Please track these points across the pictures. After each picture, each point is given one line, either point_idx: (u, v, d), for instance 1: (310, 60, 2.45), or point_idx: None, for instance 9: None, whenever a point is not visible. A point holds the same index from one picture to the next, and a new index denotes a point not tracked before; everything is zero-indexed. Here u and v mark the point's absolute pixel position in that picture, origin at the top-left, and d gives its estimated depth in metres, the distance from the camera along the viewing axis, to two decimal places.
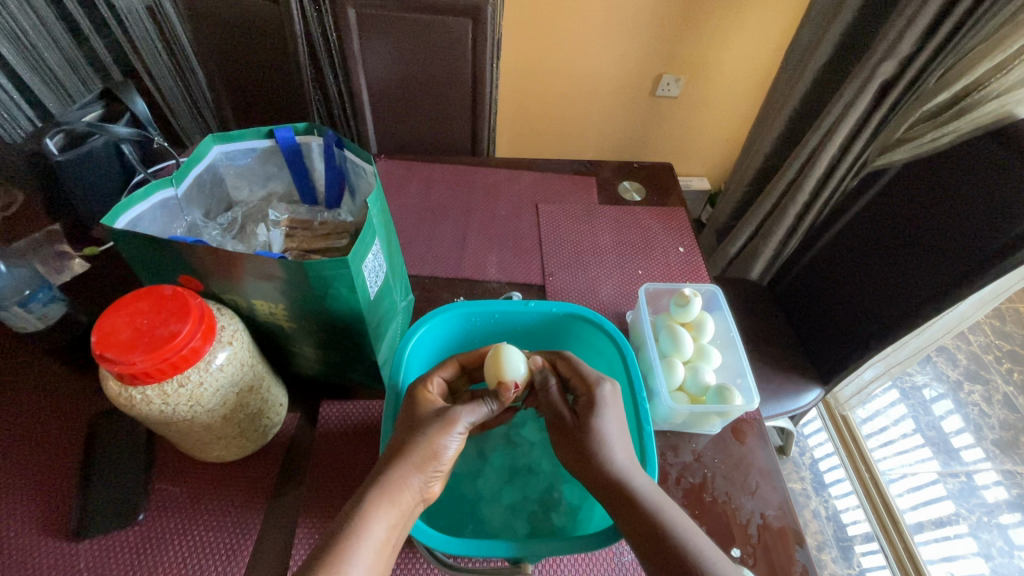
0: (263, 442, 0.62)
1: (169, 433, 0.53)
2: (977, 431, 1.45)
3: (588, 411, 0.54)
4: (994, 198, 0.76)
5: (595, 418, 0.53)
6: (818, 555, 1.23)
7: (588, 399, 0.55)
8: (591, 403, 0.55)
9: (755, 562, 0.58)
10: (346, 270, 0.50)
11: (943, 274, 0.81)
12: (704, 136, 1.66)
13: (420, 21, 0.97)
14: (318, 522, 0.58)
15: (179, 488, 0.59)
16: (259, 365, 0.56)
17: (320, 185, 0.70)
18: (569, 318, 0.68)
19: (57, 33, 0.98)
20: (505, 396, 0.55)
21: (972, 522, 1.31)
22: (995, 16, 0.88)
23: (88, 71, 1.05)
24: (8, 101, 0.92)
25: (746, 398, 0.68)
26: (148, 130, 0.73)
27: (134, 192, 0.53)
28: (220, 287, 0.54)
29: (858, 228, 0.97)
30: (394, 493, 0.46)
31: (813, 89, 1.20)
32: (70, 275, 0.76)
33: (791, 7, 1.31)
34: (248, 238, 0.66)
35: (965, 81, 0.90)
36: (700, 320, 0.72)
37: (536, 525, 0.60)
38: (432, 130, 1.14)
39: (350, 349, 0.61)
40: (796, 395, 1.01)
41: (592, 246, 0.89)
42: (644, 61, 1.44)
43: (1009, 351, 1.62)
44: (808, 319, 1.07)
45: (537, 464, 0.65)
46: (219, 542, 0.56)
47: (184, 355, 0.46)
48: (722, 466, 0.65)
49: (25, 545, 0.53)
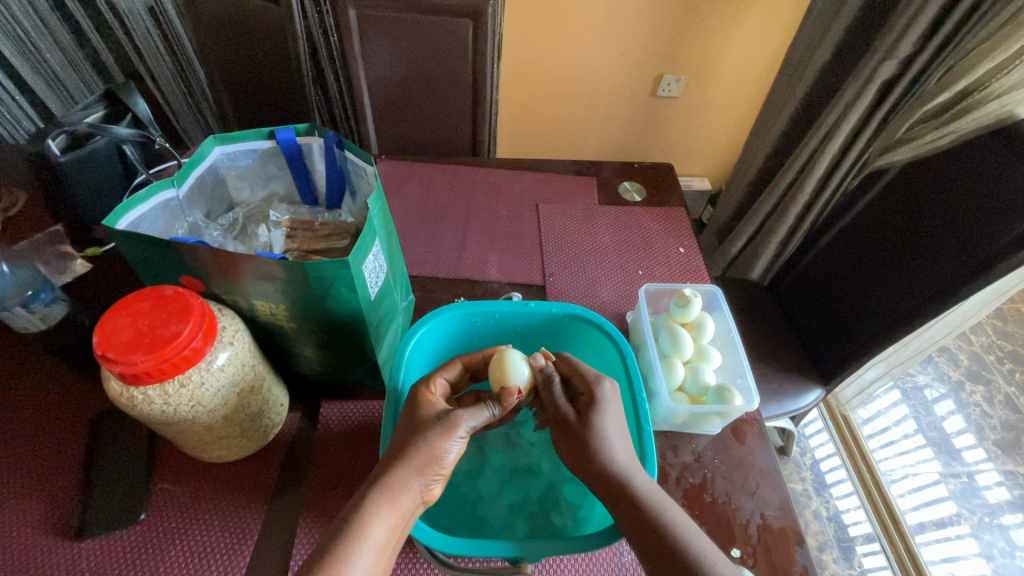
0: (264, 442, 0.62)
1: (170, 433, 0.53)
2: (979, 432, 1.45)
3: (589, 411, 0.55)
4: (995, 198, 0.76)
5: (595, 417, 0.54)
6: (818, 555, 1.23)
7: (589, 399, 0.56)
8: (594, 402, 0.55)
9: (755, 562, 0.58)
10: (346, 270, 0.50)
11: (945, 275, 0.81)
12: (705, 137, 1.66)
13: (420, 21, 0.98)
14: (318, 522, 0.58)
15: (180, 488, 0.59)
16: (260, 365, 0.56)
17: (320, 185, 0.71)
18: (569, 318, 0.68)
19: (57, 32, 0.99)
20: (507, 401, 0.55)
21: (973, 522, 1.31)
22: (996, 16, 0.88)
23: (90, 73, 1.06)
24: (10, 101, 0.93)
25: (746, 398, 0.68)
26: (149, 130, 0.73)
27: (136, 192, 0.53)
28: (221, 288, 0.54)
29: (858, 228, 0.97)
30: (394, 495, 0.46)
31: (814, 89, 1.20)
32: (72, 275, 0.76)
33: (792, 7, 1.31)
34: (249, 238, 0.66)
35: (965, 81, 0.90)
36: (700, 320, 0.72)
37: (536, 525, 0.60)
38: (433, 131, 1.15)
39: (351, 350, 0.61)
40: (797, 395, 1.01)
41: (593, 246, 0.89)
42: (644, 61, 1.44)
43: (1010, 352, 1.62)
44: (808, 320, 1.07)
45: (536, 464, 0.65)
46: (220, 541, 0.56)
47: (185, 355, 0.46)
48: (723, 467, 0.65)
49: (27, 545, 0.54)
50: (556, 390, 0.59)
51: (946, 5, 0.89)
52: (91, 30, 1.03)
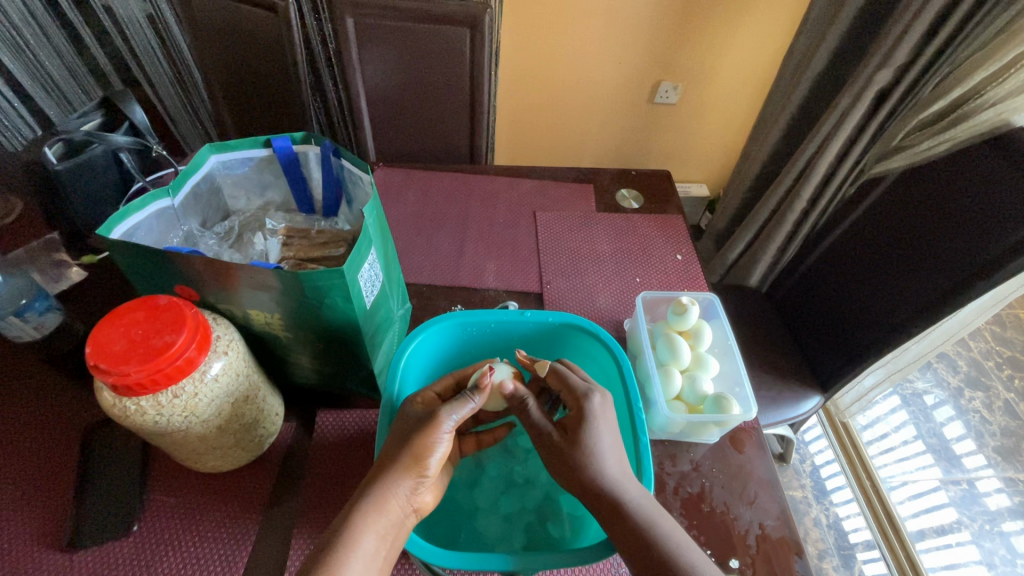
0: (259, 451, 0.61)
1: (163, 443, 0.53)
2: (979, 438, 1.45)
3: (578, 429, 0.54)
4: (995, 205, 0.75)
5: (588, 435, 0.53)
6: (818, 563, 1.22)
7: (577, 413, 0.55)
8: (581, 418, 0.54)
9: (754, 571, 0.58)
10: (341, 280, 0.50)
11: (943, 283, 0.80)
12: (703, 144, 1.66)
13: (417, 30, 0.98)
14: (314, 532, 0.58)
15: (176, 499, 0.58)
16: (255, 375, 0.56)
17: (317, 193, 0.71)
18: (566, 327, 0.67)
19: (57, 42, 1.08)
20: (482, 384, 0.54)
21: (974, 530, 1.30)
22: (992, 23, 0.88)
23: (87, 79, 1.15)
24: (9, 109, 1.02)
25: (745, 407, 0.67)
26: (147, 138, 0.74)
27: (131, 201, 0.53)
28: (217, 298, 0.54)
29: (855, 235, 0.97)
30: (381, 503, 0.47)
31: (810, 96, 1.21)
32: (68, 283, 0.75)
33: (787, 15, 1.32)
34: (244, 247, 0.66)
35: (959, 90, 0.91)
36: (698, 328, 0.72)
37: (534, 536, 0.59)
38: (431, 139, 1.15)
39: (347, 359, 0.61)
40: (796, 402, 1.00)
41: (590, 253, 0.90)
42: (642, 69, 1.45)
43: (1009, 358, 1.62)
44: (808, 326, 1.07)
45: (533, 474, 0.65)
46: (213, 554, 0.55)
47: (179, 365, 0.46)
48: (721, 476, 0.65)
49: (19, 556, 0.53)
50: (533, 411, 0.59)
51: (942, 11, 0.89)
52: (90, 38, 1.12)
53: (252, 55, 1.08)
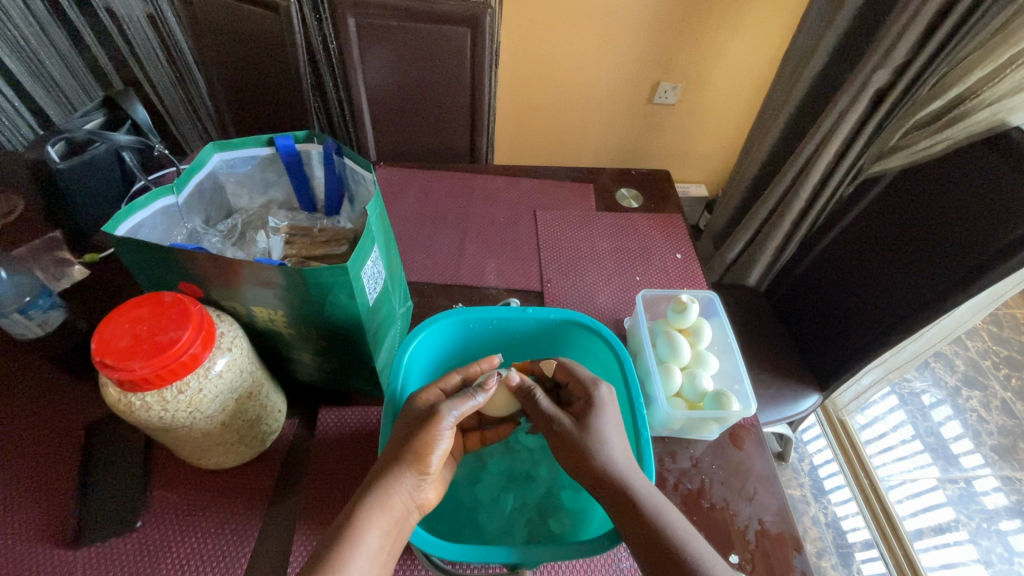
0: (262, 448, 0.62)
1: (167, 438, 0.53)
2: (976, 437, 1.45)
3: (583, 417, 0.55)
4: (992, 204, 0.76)
5: (596, 422, 0.54)
6: (817, 562, 1.22)
7: (586, 404, 0.56)
8: (590, 407, 0.56)
9: (754, 567, 0.58)
10: (344, 277, 0.50)
11: (941, 282, 0.81)
12: (702, 145, 1.67)
13: (418, 29, 0.98)
14: (317, 529, 0.58)
15: (179, 495, 0.59)
16: (259, 371, 0.57)
17: (319, 192, 0.71)
18: (567, 324, 0.68)
19: (58, 41, 1.09)
20: (488, 385, 0.55)
21: (972, 528, 1.31)
22: (988, 24, 0.89)
23: (88, 78, 1.16)
24: (9, 108, 1.05)
25: (744, 404, 0.68)
26: (149, 138, 0.75)
27: (136, 199, 0.54)
28: (221, 295, 0.54)
29: (854, 234, 0.98)
30: (384, 501, 0.47)
31: (809, 95, 1.22)
32: (70, 281, 0.75)
33: (785, 15, 1.33)
34: (248, 246, 0.67)
35: (956, 90, 0.92)
36: (697, 326, 0.73)
37: (536, 531, 0.59)
38: (431, 138, 1.15)
39: (350, 356, 0.61)
40: (795, 400, 1.01)
41: (590, 251, 0.90)
42: (641, 69, 1.45)
43: (1006, 357, 1.63)
44: (807, 325, 1.07)
45: (534, 470, 0.65)
46: (217, 549, 0.55)
47: (184, 361, 0.46)
48: (720, 472, 0.65)
49: (24, 551, 0.53)
50: (543, 403, 0.58)
51: (939, 11, 0.90)
52: (90, 38, 1.12)
53: (253, 55, 1.09)
